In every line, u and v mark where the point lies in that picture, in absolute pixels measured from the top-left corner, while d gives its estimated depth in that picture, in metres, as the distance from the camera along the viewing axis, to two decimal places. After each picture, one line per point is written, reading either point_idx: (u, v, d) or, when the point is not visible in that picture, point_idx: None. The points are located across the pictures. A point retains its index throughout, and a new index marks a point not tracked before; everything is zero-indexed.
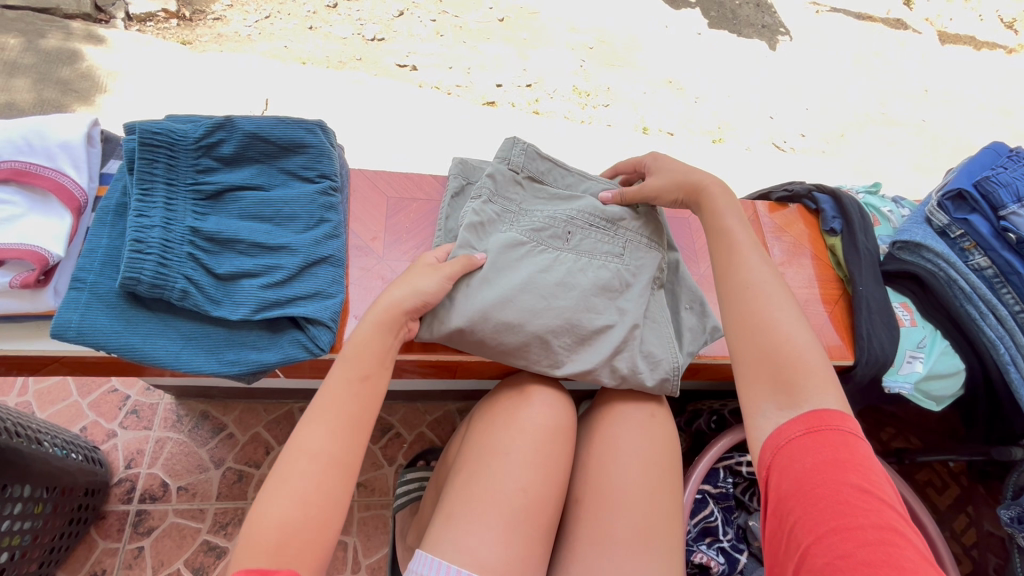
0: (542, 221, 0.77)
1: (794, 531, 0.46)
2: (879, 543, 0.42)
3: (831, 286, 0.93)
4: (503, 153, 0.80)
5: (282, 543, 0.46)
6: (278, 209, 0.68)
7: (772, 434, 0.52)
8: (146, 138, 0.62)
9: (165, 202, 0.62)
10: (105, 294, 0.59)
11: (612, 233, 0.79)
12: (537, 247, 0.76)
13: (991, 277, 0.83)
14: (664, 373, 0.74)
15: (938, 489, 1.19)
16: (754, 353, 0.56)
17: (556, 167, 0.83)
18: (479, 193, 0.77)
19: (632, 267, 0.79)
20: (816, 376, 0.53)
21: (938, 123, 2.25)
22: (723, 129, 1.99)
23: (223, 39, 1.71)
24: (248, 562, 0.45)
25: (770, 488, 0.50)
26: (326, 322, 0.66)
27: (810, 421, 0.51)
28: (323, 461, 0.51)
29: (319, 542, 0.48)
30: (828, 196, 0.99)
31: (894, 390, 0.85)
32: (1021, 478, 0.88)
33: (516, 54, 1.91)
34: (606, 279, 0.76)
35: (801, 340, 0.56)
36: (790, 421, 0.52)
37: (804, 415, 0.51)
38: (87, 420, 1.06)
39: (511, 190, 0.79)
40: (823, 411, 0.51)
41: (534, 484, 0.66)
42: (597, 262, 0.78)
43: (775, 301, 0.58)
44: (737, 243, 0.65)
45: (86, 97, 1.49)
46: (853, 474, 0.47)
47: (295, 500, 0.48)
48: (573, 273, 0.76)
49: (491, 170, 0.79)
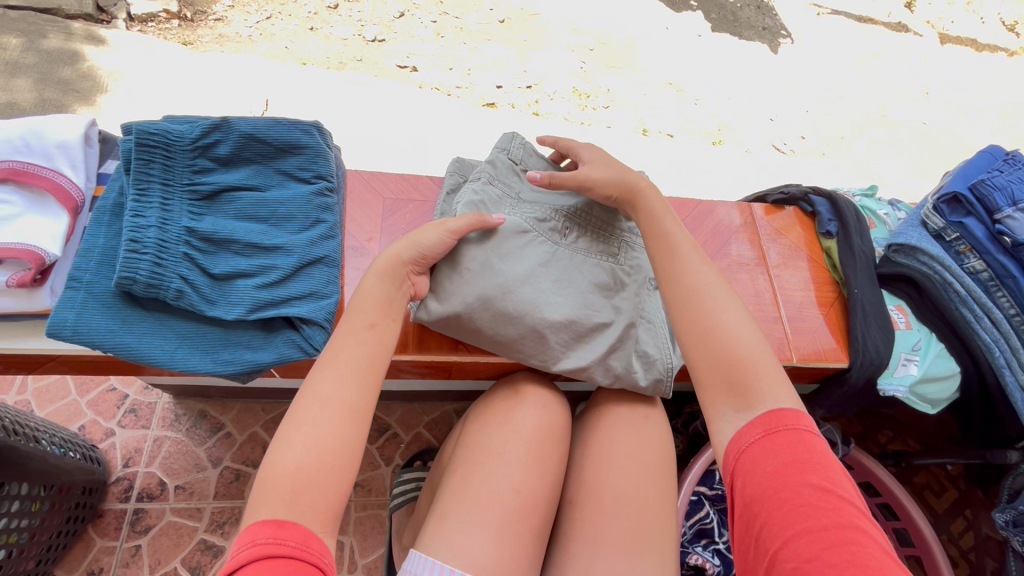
0: (544, 211, 0.77)
1: (762, 537, 0.46)
2: (843, 544, 0.42)
3: (827, 288, 0.93)
4: (501, 142, 0.79)
5: (295, 490, 0.47)
6: (274, 210, 0.69)
7: (732, 438, 0.52)
8: (143, 139, 0.62)
9: (161, 203, 0.62)
10: (100, 294, 0.59)
11: (608, 233, 0.80)
12: (538, 237, 0.76)
13: (986, 281, 0.83)
14: (659, 373, 0.75)
15: (935, 493, 1.19)
16: (709, 360, 0.56)
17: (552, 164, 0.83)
18: (479, 176, 0.75)
19: (627, 267, 0.80)
20: (766, 375, 0.53)
21: (939, 126, 2.25)
22: (723, 131, 1.99)
23: (224, 39, 1.72)
24: (265, 513, 0.45)
25: (735, 493, 0.49)
26: (321, 322, 0.66)
27: (768, 422, 0.50)
28: (341, 408, 0.52)
29: (331, 493, 0.48)
30: (823, 198, 0.99)
31: (888, 393, 0.85)
32: (1017, 481, 0.89)
33: (517, 55, 1.92)
34: (603, 280, 0.77)
35: (749, 341, 0.56)
36: (749, 424, 0.51)
37: (761, 416, 0.51)
38: (85, 419, 1.06)
39: (510, 177, 0.77)
40: (778, 411, 0.51)
41: (527, 485, 0.66)
42: (593, 261, 0.78)
43: (722, 304, 0.58)
44: (680, 247, 0.65)
45: (87, 97, 1.50)
46: (813, 474, 0.47)
47: (310, 446, 0.49)
48: (570, 272, 0.76)
49: (493, 156, 0.77)
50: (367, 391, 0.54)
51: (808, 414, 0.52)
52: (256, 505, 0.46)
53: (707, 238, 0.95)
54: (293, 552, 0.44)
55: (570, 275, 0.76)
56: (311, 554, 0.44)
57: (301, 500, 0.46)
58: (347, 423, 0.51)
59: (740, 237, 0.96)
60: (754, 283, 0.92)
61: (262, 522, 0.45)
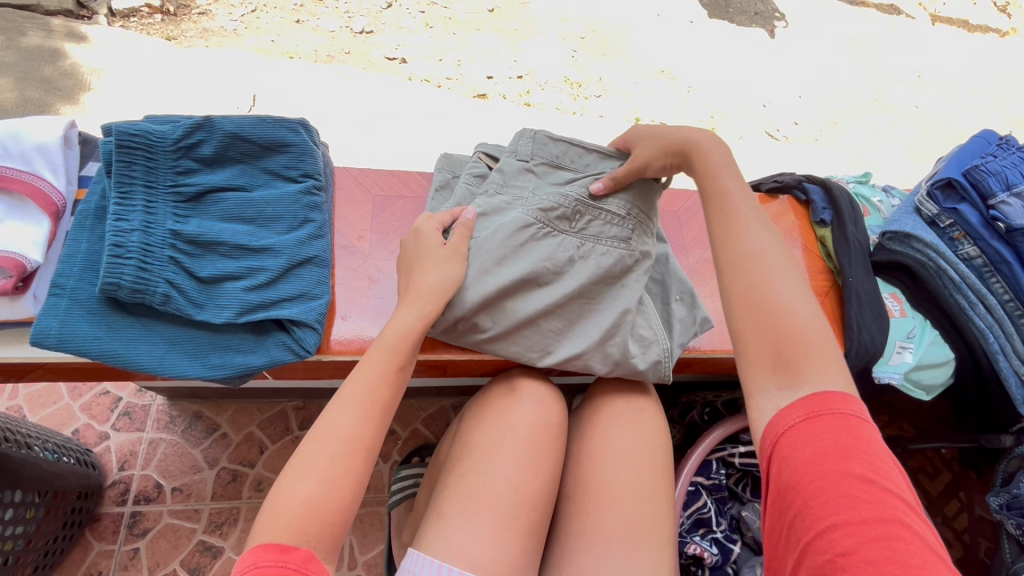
0: (552, 201, 0.75)
1: (795, 527, 0.46)
2: (882, 539, 0.42)
3: (821, 277, 0.92)
4: (512, 145, 0.80)
5: (304, 520, 0.48)
6: (261, 211, 0.67)
7: (773, 420, 0.51)
8: (123, 140, 0.61)
9: (144, 206, 0.61)
10: (85, 300, 0.58)
11: (621, 217, 0.77)
12: (543, 229, 0.74)
13: (980, 267, 0.83)
14: (657, 356, 0.74)
15: (930, 475, 1.20)
16: (757, 330, 0.54)
17: (570, 148, 0.81)
18: (489, 189, 0.77)
19: (636, 252, 0.77)
20: (816, 352, 0.52)
21: (933, 109, 2.23)
22: (716, 118, 1.98)
23: (208, 33, 1.68)
24: (268, 536, 0.46)
25: (772, 480, 0.49)
26: (313, 323, 0.65)
27: (810, 407, 0.49)
28: (349, 444, 0.52)
29: (337, 518, 0.49)
30: (818, 186, 0.98)
31: (884, 380, 0.84)
32: (1010, 465, 0.90)
33: (508, 46, 1.89)
34: (606, 265, 0.75)
35: (804, 313, 0.54)
36: (791, 406, 0.50)
37: (804, 399, 0.50)
38: (78, 423, 1.05)
39: (522, 177, 0.78)
40: (826, 394, 0.50)
41: (525, 483, 0.66)
42: (601, 247, 0.76)
43: (778, 271, 0.56)
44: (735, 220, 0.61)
45: (70, 95, 1.47)
46: (857, 464, 0.46)
47: (320, 480, 0.50)
48: (575, 259, 0.74)
49: (501, 164, 0.78)
50: (377, 427, 0.55)
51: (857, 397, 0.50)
52: (262, 529, 0.47)
53: (698, 229, 0.97)
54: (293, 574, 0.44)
55: (579, 267, 0.74)
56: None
57: (309, 530, 0.48)
58: (353, 457, 0.52)
59: None
60: None
61: (264, 546, 0.46)
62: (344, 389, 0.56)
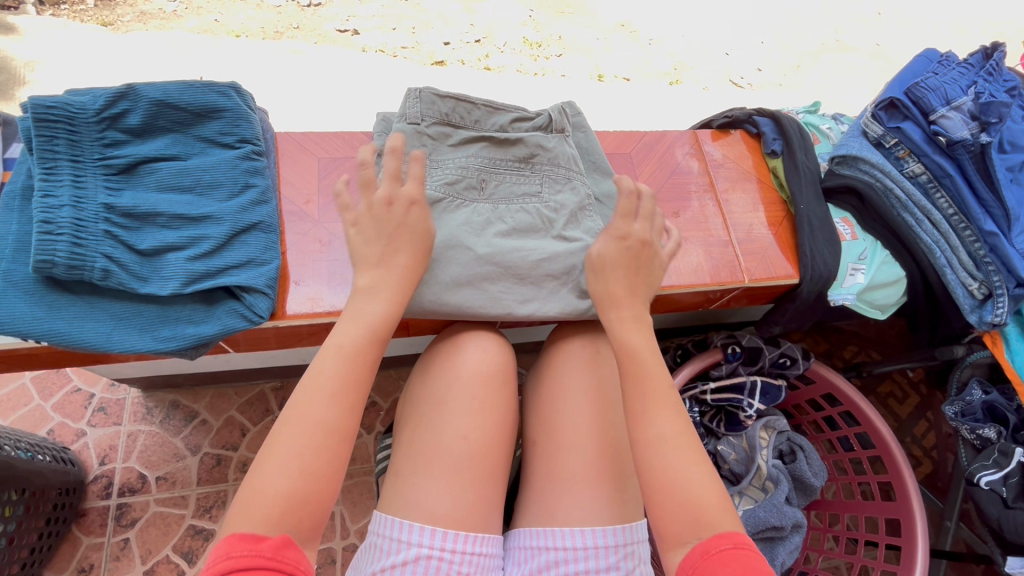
0: (454, 173, 0.75)
1: None
2: None
3: (775, 208, 0.93)
4: (401, 107, 0.77)
5: (282, 511, 0.48)
6: (199, 178, 0.65)
7: (702, 542, 0.50)
8: (40, 114, 0.58)
9: (72, 179, 0.59)
10: (20, 281, 0.57)
11: (528, 174, 0.78)
12: (454, 202, 0.75)
13: (925, 183, 0.85)
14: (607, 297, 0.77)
15: (899, 399, 1.26)
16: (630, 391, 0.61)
17: (460, 103, 0.78)
18: (387, 158, 0.74)
19: (552, 202, 0.78)
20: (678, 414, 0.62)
21: (893, 46, 2.23)
22: (679, 69, 1.96)
23: (147, 16, 1.59)
24: (243, 527, 0.46)
25: (714, 556, 0.48)
26: (263, 289, 0.64)
27: (732, 537, 0.49)
28: (328, 432, 0.52)
29: (317, 508, 0.50)
30: (767, 118, 0.97)
31: (838, 303, 0.86)
32: (963, 374, 0.96)
33: (463, 9, 1.81)
34: (526, 220, 0.76)
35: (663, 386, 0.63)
36: (719, 535, 0.50)
37: (726, 532, 0.50)
38: (53, 422, 1.04)
39: (417, 143, 0.76)
40: (737, 532, 0.50)
41: (475, 432, 0.66)
42: (517, 205, 0.77)
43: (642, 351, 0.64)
44: (653, 398, 0.59)
45: (5, 93, 1.40)
46: None
47: (299, 473, 0.49)
48: (492, 221, 0.76)
49: (394, 130, 0.75)
50: None
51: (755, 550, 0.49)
52: (237, 517, 0.47)
53: (654, 168, 0.94)
54: (268, 562, 0.44)
55: (506, 225, 0.76)
56: (287, 564, 0.45)
57: (287, 522, 0.48)
58: (334, 444, 0.52)
59: (689, 168, 0.95)
60: (703, 210, 0.91)
61: (240, 535, 0.46)
62: (311, 378, 0.54)
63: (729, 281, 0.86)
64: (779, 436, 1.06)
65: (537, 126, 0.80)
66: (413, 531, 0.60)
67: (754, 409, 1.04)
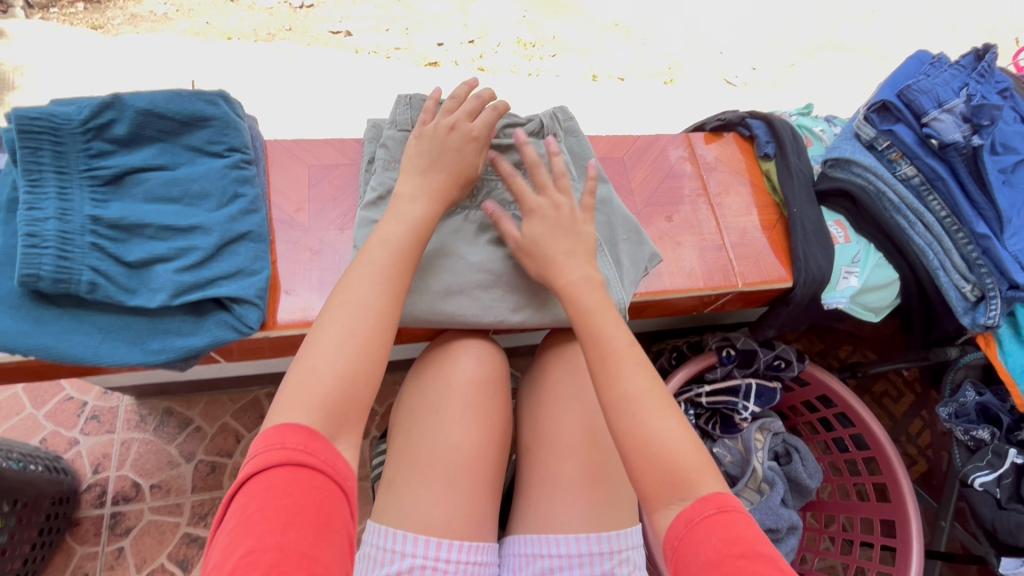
0: None
1: None
2: None
3: (768, 211, 0.93)
4: (391, 114, 0.76)
5: (336, 392, 0.49)
6: (187, 189, 0.65)
7: (686, 508, 0.48)
8: (24, 125, 0.57)
9: (57, 192, 0.59)
10: (5, 296, 0.56)
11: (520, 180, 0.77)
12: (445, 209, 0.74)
13: (918, 186, 0.85)
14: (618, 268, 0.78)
15: (894, 398, 1.26)
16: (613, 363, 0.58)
17: None
18: (377, 166, 0.74)
19: None
20: None
21: (887, 44, 2.23)
22: (673, 69, 1.96)
23: (137, 19, 1.57)
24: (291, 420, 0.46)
25: (699, 523, 0.46)
26: (253, 300, 0.64)
27: (717, 500, 0.47)
28: (367, 326, 0.53)
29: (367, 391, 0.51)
30: (760, 121, 0.97)
31: (832, 306, 0.87)
32: (957, 375, 0.95)
33: (456, 10, 1.80)
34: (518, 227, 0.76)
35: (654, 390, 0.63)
36: (703, 499, 0.47)
37: (710, 495, 0.48)
38: (45, 431, 1.03)
39: None
40: (723, 493, 0.48)
41: (467, 440, 0.66)
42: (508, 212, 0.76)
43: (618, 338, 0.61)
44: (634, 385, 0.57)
45: None
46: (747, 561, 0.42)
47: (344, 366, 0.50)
48: (484, 228, 0.75)
49: (384, 137, 0.75)
50: None
51: (742, 511, 0.47)
52: (290, 405, 0.47)
53: (647, 171, 0.94)
54: (323, 464, 0.45)
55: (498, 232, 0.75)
56: (339, 471, 0.45)
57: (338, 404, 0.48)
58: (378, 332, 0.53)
59: (682, 171, 0.95)
60: (697, 213, 0.91)
61: (293, 426, 0.46)
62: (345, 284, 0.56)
63: (722, 285, 0.86)
64: (774, 438, 1.06)
65: (529, 131, 0.80)
66: (406, 542, 0.60)
67: (749, 411, 1.04)
